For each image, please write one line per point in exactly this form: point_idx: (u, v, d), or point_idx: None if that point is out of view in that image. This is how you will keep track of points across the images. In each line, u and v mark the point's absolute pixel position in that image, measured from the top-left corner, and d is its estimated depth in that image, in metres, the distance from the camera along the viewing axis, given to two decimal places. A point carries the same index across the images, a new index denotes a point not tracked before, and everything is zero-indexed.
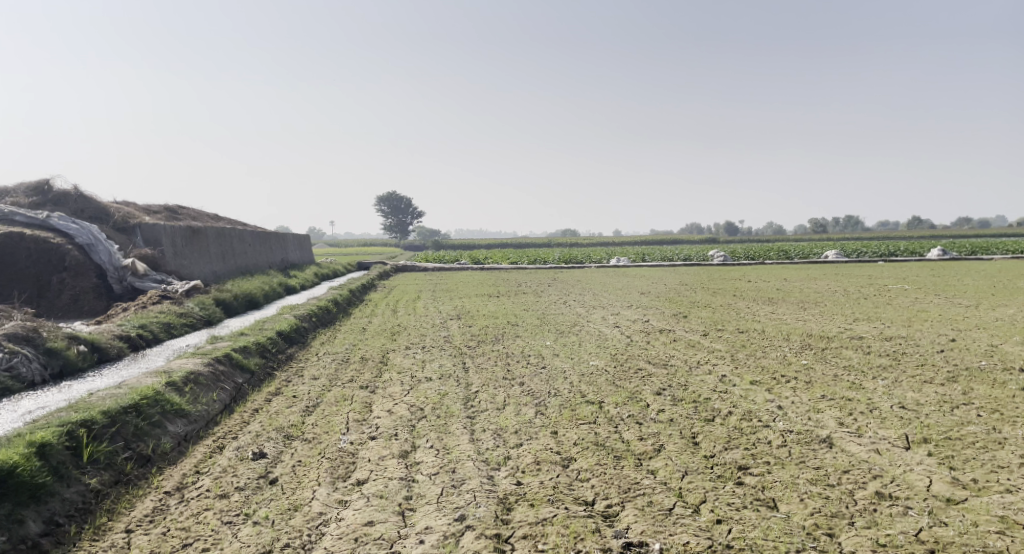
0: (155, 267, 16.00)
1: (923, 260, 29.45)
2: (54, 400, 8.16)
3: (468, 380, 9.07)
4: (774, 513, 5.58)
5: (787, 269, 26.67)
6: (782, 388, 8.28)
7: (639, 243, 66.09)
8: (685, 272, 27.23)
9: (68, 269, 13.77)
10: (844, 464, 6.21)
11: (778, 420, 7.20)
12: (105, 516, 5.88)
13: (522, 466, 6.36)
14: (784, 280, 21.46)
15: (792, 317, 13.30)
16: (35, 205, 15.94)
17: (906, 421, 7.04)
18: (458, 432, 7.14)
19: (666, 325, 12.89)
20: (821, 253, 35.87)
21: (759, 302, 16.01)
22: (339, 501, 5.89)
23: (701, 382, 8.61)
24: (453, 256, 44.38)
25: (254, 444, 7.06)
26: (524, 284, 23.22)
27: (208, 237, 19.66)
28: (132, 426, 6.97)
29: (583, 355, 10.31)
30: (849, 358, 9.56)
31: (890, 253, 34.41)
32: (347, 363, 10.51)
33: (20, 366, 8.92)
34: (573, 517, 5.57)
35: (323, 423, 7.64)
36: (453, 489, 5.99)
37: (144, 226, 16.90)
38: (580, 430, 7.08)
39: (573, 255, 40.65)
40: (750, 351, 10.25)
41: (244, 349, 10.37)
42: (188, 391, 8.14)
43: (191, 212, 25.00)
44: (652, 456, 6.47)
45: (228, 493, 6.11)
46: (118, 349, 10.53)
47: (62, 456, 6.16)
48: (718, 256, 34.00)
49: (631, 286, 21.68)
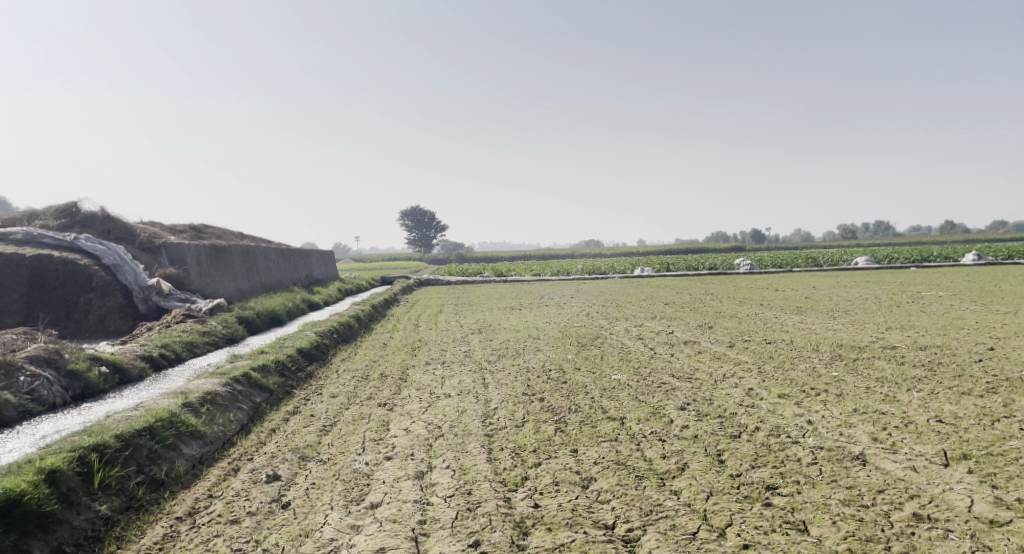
0: (180, 286, 16.09)
1: (955, 265, 28.86)
2: (71, 423, 8.14)
3: (487, 396, 8.88)
4: (805, 536, 5.31)
5: (815, 277, 26.23)
6: (812, 401, 7.96)
7: (662, 252, 65.75)
8: (710, 281, 26.83)
9: (95, 290, 13.88)
10: (878, 482, 5.90)
11: (808, 435, 6.90)
12: (114, 544, 5.81)
13: (540, 487, 6.15)
14: (813, 289, 20.94)
15: (823, 327, 12.87)
16: (63, 227, 16.17)
17: (944, 436, 6.70)
18: (475, 452, 6.95)
19: (691, 336, 12.59)
20: (851, 259, 35.05)
21: (787, 312, 15.60)
22: (351, 526, 5.73)
23: (727, 397, 8.31)
24: (474, 269, 44.20)
25: (268, 466, 6.95)
26: (545, 296, 23.00)
27: (232, 255, 19.80)
28: (145, 450, 6.90)
29: (604, 368, 10.07)
30: (882, 369, 9.21)
31: (922, 259, 33.54)
32: (366, 380, 10.38)
33: (42, 389, 8.95)
34: (592, 542, 5.35)
35: (339, 442, 7.51)
36: (468, 512, 5.80)
37: (168, 245, 17.03)
38: (600, 449, 6.85)
39: (597, 265, 40.39)
40: (778, 363, 9.91)
41: (264, 367, 10.29)
42: (205, 412, 8.09)
43: (216, 229, 25.24)
44: (676, 475, 6.22)
45: (239, 518, 5.99)
46: (140, 370, 10.52)
47: (73, 482, 6.11)
48: (743, 264, 33.60)
49: (654, 296, 21.37)
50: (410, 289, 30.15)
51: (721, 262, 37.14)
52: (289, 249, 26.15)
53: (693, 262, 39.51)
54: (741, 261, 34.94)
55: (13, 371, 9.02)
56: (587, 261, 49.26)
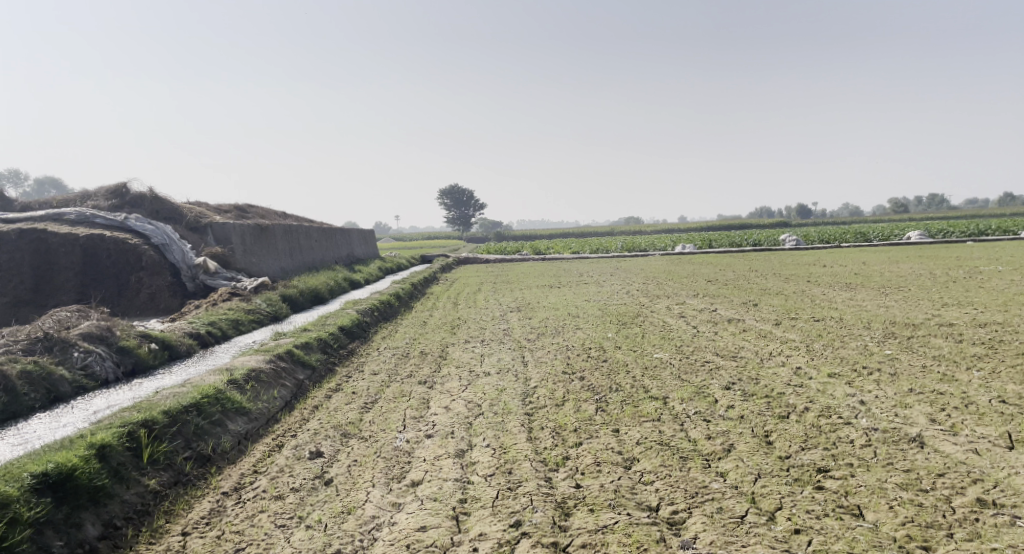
0: (226, 265, 16.36)
1: (1015, 239, 27.56)
2: (122, 399, 8.33)
3: (526, 375, 8.79)
4: (860, 522, 5.11)
5: (863, 252, 25.35)
6: (864, 381, 7.68)
7: (703, 229, 64.59)
8: (754, 258, 26.14)
9: (145, 268, 14.18)
10: (938, 466, 5.63)
11: (861, 417, 6.63)
12: (163, 518, 5.93)
13: (581, 467, 6.05)
14: (863, 264, 20.26)
15: (874, 304, 12.40)
16: (114, 208, 16.56)
17: (1008, 418, 6.37)
18: (515, 430, 6.88)
19: (735, 314, 12.28)
20: (902, 234, 33.84)
21: (836, 288, 15.09)
22: (393, 504, 5.74)
23: (774, 376, 8.07)
24: (512, 248, 43.90)
25: (312, 443, 7.01)
26: (583, 274, 22.77)
27: (275, 234, 20.05)
28: (192, 426, 7.03)
29: (646, 347, 9.88)
30: (939, 347, 8.82)
31: (978, 233, 32.23)
32: (406, 358, 10.39)
33: (95, 364, 9.18)
34: (636, 524, 5.24)
35: (380, 420, 7.53)
36: (509, 492, 5.74)
37: (214, 225, 17.31)
38: (643, 428, 6.71)
39: (637, 242, 39.75)
40: (827, 341, 9.59)
41: (307, 345, 10.39)
42: (250, 389, 8.19)
43: (259, 208, 25.59)
44: (722, 457, 6.05)
45: (283, 495, 6.05)
46: (188, 347, 10.72)
47: (123, 457, 6.25)
48: (789, 240, 32.69)
49: (695, 274, 20.97)
50: (449, 267, 30.18)
51: (765, 238, 36.23)
52: (331, 228, 26.37)
53: (736, 238, 38.66)
54: (786, 236, 33.94)
55: (67, 348, 9.26)
56: (626, 237, 48.58)
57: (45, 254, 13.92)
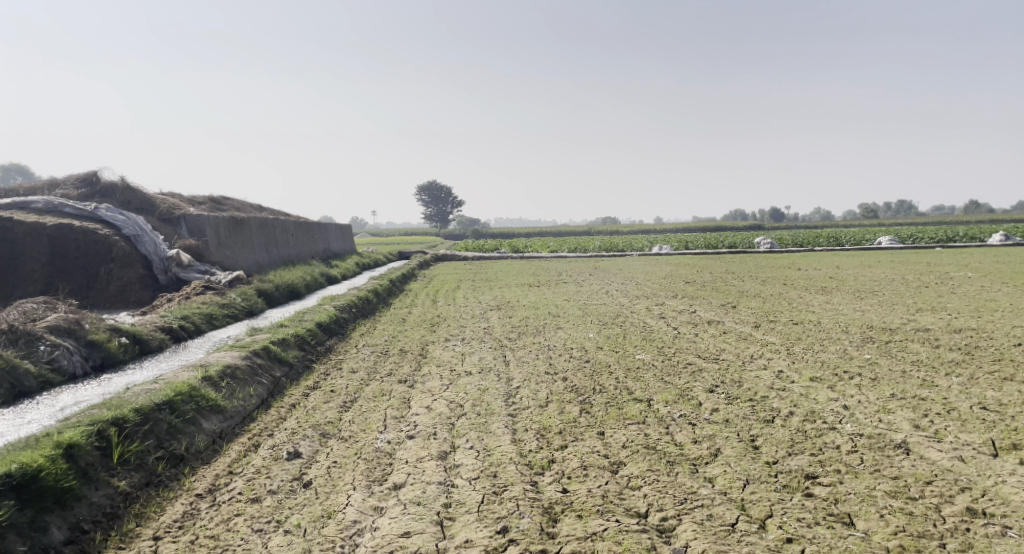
0: (200, 258, 15.99)
1: (982, 246, 28.11)
2: (90, 396, 8.01)
3: (508, 375, 8.66)
4: (851, 531, 5.07)
5: (837, 256, 25.64)
6: (846, 385, 7.67)
7: (679, 231, 65.02)
8: (731, 260, 26.26)
9: (116, 260, 13.77)
10: (925, 473, 5.63)
11: (845, 422, 6.61)
12: (134, 521, 5.70)
13: (568, 471, 5.94)
14: (836, 269, 20.49)
15: (850, 308, 12.50)
16: (84, 197, 16.08)
17: (990, 425, 6.39)
18: (499, 432, 6.75)
19: (715, 316, 12.27)
20: (874, 239, 34.33)
21: (812, 292, 15.18)
22: (374, 508, 5.58)
23: (757, 379, 8.03)
24: (491, 245, 43.72)
25: (289, 443, 6.80)
26: (562, 273, 22.71)
27: (251, 227, 19.66)
28: (165, 424, 6.79)
29: (627, 348, 9.80)
30: (917, 353, 8.87)
31: (947, 240, 32.80)
32: (385, 355, 10.21)
33: (62, 359, 8.86)
34: (625, 532, 5.14)
35: (359, 420, 7.34)
36: (494, 496, 5.62)
37: (188, 217, 16.88)
38: (628, 432, 6.62)
39: (615, 242, 39.81)
40: (808, 344, 9.60)
41: (283, 341, 10.15)
42: (225, 386, 7.96)
43: (234, 201, 25.09)
44: (709, 462, 5.98)
45: (260, 497, 5.85)
46: (160, 341, 10.42)
47: (91, 457, 6.01)
48: (764, 243, 33.00)
49: (673, 275, 20.99)
50: (427, 264, 29.89)
51: (741, 240, 36.54)
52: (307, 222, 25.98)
53: (712, 239, 38.91)
54: (761, 240, 34.24)
55: (33, 342, 8.93)
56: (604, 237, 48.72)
57: (11, 243, 13.44)
